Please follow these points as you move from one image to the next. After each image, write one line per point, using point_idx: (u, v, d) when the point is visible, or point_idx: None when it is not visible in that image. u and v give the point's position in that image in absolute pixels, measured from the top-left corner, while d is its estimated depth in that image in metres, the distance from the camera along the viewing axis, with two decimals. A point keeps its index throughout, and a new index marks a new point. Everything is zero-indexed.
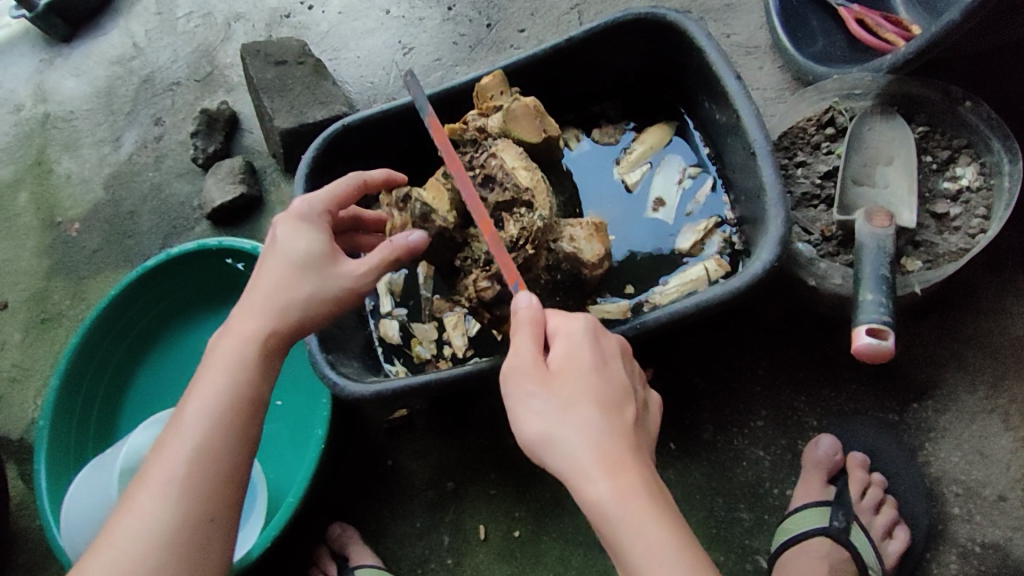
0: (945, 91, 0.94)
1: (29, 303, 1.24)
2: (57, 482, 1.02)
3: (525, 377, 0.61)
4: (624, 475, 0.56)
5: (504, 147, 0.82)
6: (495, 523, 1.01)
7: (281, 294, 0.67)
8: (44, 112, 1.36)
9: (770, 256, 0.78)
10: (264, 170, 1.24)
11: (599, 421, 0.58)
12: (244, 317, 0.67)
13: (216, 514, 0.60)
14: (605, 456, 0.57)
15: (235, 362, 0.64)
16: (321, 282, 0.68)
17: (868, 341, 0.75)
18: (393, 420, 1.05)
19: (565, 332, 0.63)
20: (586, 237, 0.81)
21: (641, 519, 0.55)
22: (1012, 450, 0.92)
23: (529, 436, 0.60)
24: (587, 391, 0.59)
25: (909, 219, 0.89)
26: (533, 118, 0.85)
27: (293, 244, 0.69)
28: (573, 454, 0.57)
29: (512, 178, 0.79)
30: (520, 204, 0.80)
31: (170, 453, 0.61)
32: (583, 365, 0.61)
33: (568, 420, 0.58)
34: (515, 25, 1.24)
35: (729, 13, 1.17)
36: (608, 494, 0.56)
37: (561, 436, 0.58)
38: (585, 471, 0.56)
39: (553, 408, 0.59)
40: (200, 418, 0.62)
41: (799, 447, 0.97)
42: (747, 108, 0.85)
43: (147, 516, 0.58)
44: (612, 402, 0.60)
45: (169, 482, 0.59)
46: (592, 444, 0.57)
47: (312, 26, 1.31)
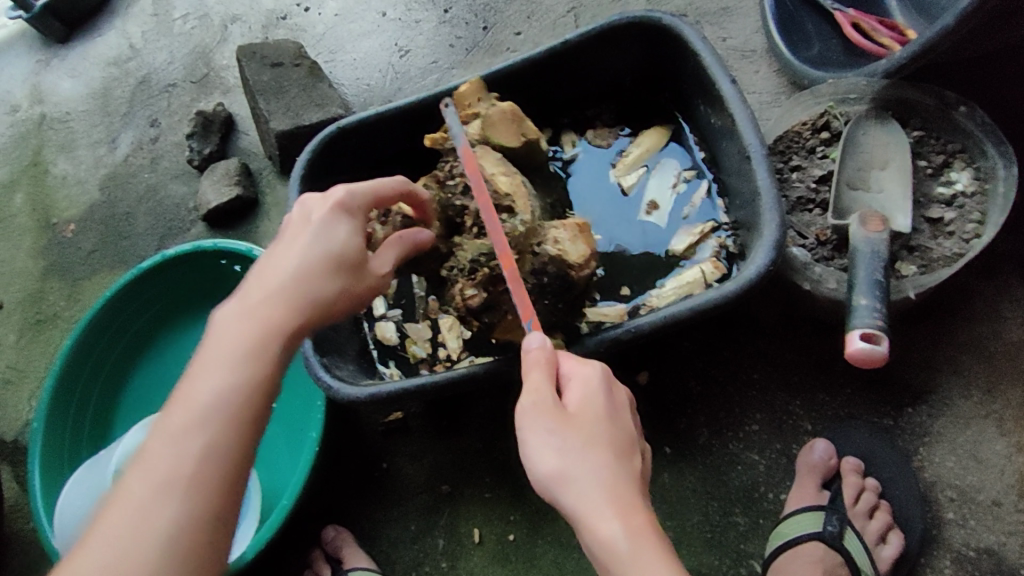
0: (939, 97, 0.94)
1: (24, 304, 1.24)
2: (51, 482, 1.02)
3: (543, 412, 0.59)
4: (637, 519, 0.55)
5: (484, 154, 0.83)
6: (489, 525, 1.01)
7: (315, 287, 0.65)
8: (41, 112, 1.36)
9: (765, 260, 0.78)
10: (260, 172, 1.24)
11: (613, 465, 0.58)
12: (264, 299, 0.63)
13: None
14: (617, 498, 0.56)
15: None
16: (345, 281, 0.68)
17: (862, 346, 0.75)
18: (388, 423, 1.05)
19: (580, 375, 0.63)
20: (570, 238, 0.79)
21: (650, 561, 0.53)
22: (1007, 455, 0.92)
23: (541, 474, 0.58)
24: (603, 435, 0.59)
25: (903, 224, 0.90)
26: (511, 123, 0.85)
27: (333, 234, 0.68)
28: (586, 493, 0.56)
29: (491, 184, 0.81)
30: (501, 210, 0.80)
31: (177, 441, 0.56)
32: (598, 409, 0.61)
33: (583, 460, 0.57)
34: (511, 28, 1.24)
35: (726, 16, 1.17)
36: (620, 533, 0.54)
37: (576, 475, 0.57)
38: (598, 509, 0.55)
39: (570, 448, 0.58)
40: (209, 403, 0.57)
41: (794, 451, 0.97)
42: (742, 113, 0.85)
43: (152, 512, 0.53)
44: (624, 448, 0.60)
45: (176, 477, 0.55)
46: (607, 485, 0.56)
47: (309, 28, 1.31)
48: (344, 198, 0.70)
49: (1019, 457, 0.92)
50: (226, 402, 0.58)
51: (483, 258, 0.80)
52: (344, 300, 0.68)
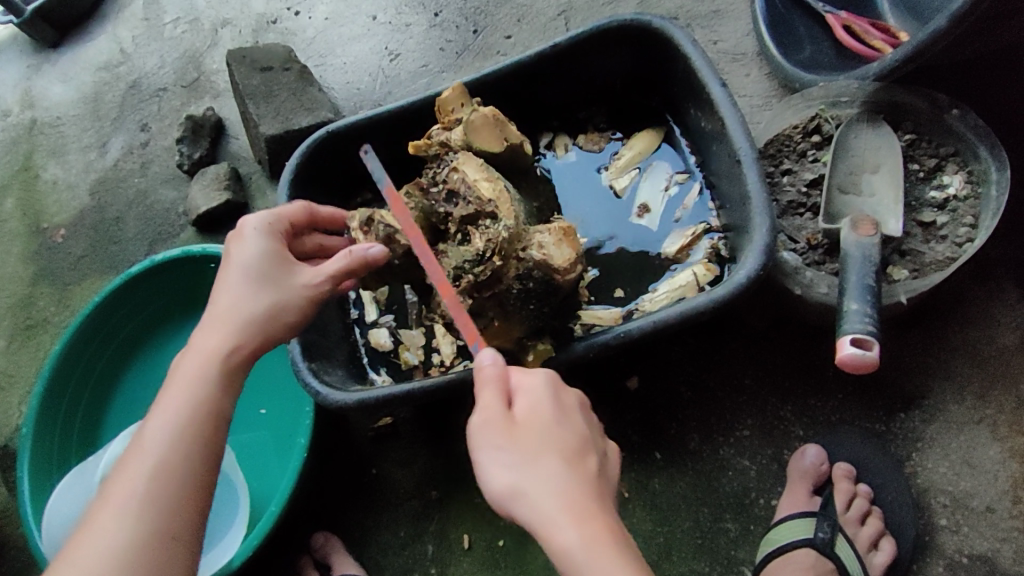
0: (932, 99, 0.93)
1: (13, 310, 1.23)
2: (41, 488, 1.01)
3: (491, 429, 0.59)
4: (593, 524, 0.55)
5: (466, 160, 0.81)
6: (479, 532, 1.00)
7: (240, 308, 0.67)
8: (31, 117, 1.35)
9: (755, 265, 0.78)
10: (250, 176, 1.23)
11: (563, 472, 0.57)
12: (209, 334, 0.66)
13: (177, 531, 0.58)
14: (573, 506, 0.55)
15: (198, 377, 0.64)
16: (276, 294, 0.69)
17: (853, 352, 0.74)
18: (377, 428, 1.04)
19: (527, 386, 0.62)
20: (555, 242, 0.77)
21: (610, 567, 0.53)
22: (1000, 461, 0.91)
23: (495, 491, 0.57)
24: (552, 444, 0.58)
25: (895, 228, 0.88)
26: (493, 127, 0.84)
27: (247, 259, 0.69)
28: (539, 505, 0.55)
29: (474, 191, 0.79)
30: (484, 216, 0.79)
31: (132, 468, 0.59)
32: (546, 418, 0.59)
33: (534, 472, 0.57)
34: (501, 31, 1.23)
35: (717, 19, 1.17)
36: (576, 542, 0.54)
37: (527, 488, 0.56)
38: (552, 520, 0.55)
39: (520, 462, 0.57)
40: (163, 431, 0.61)
41: (785, 457, 0.96)
42: (732, 115, 0.85)
43: (109, 536, 0.56)
44: (575, 454, 0.59)
45: (133, 499, 0.58)
46: (560, 495, 0.56)
47: (299, 32, 1.30)
48: (253, 223, 0.72)
49: (1013, 462, 0.91)
50: (181, 429, 0.61)
51: (467, 265, 0.77)
52: (280, 311, 0.69)
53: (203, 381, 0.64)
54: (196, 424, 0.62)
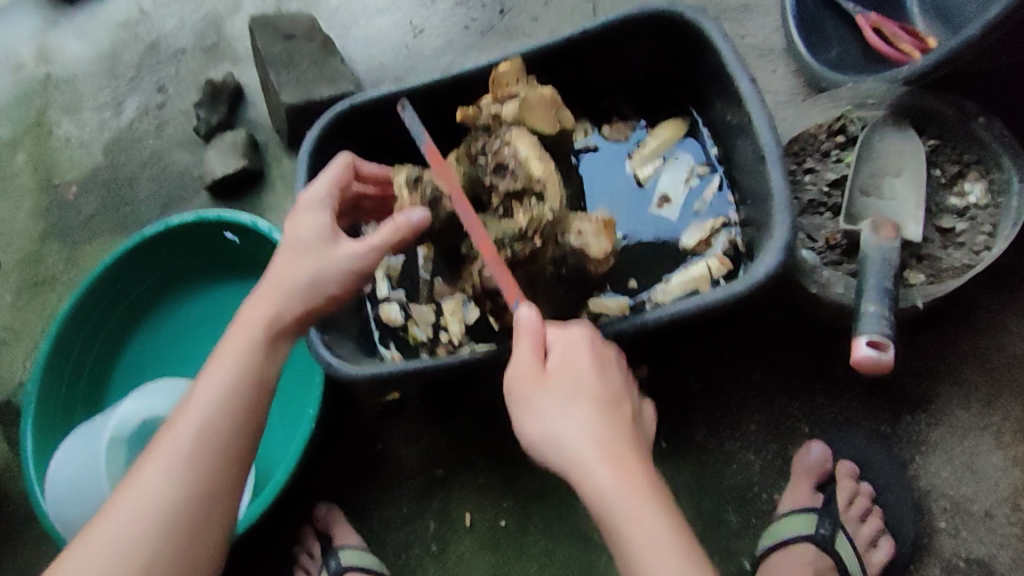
0: (958, 106, 0.93)
1: (21, 266, 1.22)
2: (43, 446, 1.01)
3: (526, 379, 0.64)
4: (625, 468, 0.61)
5: (518, 136, 0.80)
6: (482, 511, 1.01)
7: (284, 277, 0.69)
8: (46, 72, 1.34)
9: (773, 261, 0.78)
10: (268, 144, 1.22)
11: (597, 418, 0.63)
12: (256, 302, 0.69)
13: (216, 489, 0.62)
14: (607, 450, 0.61)
15: (242, 346, 0.66)
16: (318, 268, 0.69)
17: (869, 353, 0.75)
18: (386, 403, 1.04)
19: (563, 342, 0.67)
20: (594, 232, 0.79)
21: (638, 507, 0.59)
22: (1002, 467, 0.93)
23: (532, 438, 0.64)
24: (586, 393, 0.64)
25: (914, 233, 0.89)
26: (548, 109, 0.83)
27: (300, 225, 0.71)
28: (574, 452, 0.61)
29: (524, 168, 0.78)
30: (530, 194, 0.78)
31: (180, 427, 0.63)
32: (580, 370, 0.65)
33: (570, 417, 0.62)
34: (528, 13, 1.23)
35: (745, 13, 1.17)
36: (608, 482, 0.60)
37: (562, 433, 0.62)
38: (585, 462, 0.61)
39: (556, 408, 0.63)
40: (212, 399, 0.64)
41: (790, 453, 0.97)
42: (759, 112, 0.85)
43: (162, 492, 0.60)
44: (609, 403, 0.64)
45: (178, 455, 0.62)
46: (595, 441, 0.62)
47: (323, 1, 1.29)
48: (314, 198, 0.72)
49: (1014, 470, 0.92)
50: (229, 398, 0.64)
51: (507, 240, 0.78)
52: (321, 284, 0.70)
53: (251, 353, 0.66)
54: (242, 394, 0.65)
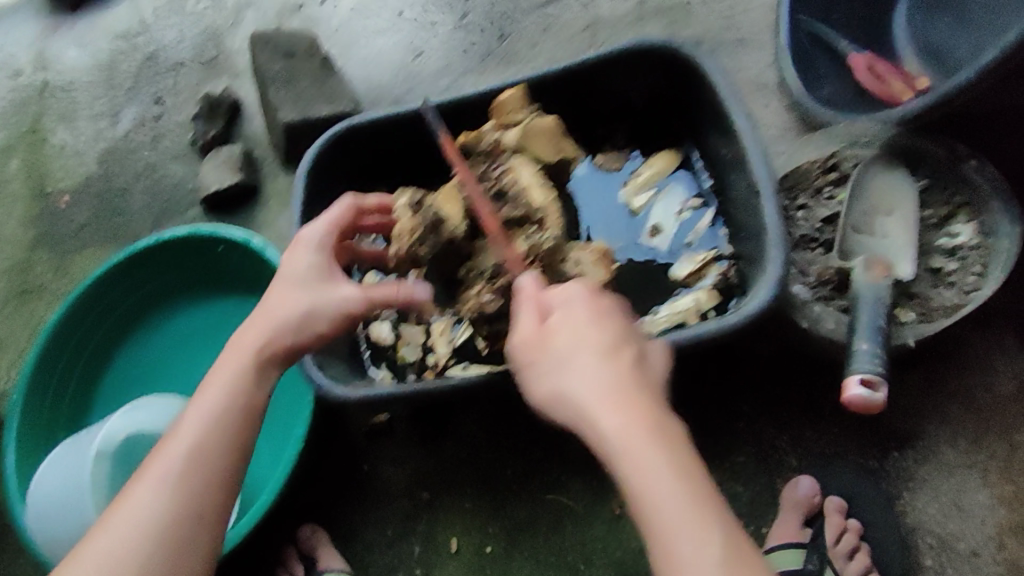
0: (951, 149, 0.94)
1: (9, 274, 1.21)
2: (26, 460, 1.00)
3: (529, 343, 0.60)
4: (629, 417, 0.54)
5: (520, 165, 0.85)
6: (468, 536, 1.00)
7: (279, 308, 0.68)
8: (43, 79, 1.33)
9: (767, 296, 0.79)
10: (265, 160, 1.21)
11: (599, 370, 0.56)
12: (251, 327, 0.68)
13: (206, 510, 0.59)
14: (611, 400, 0.54)
15: (235, 369, 0.65)
16: (315, 301, 0.69)
17: (860, 393, 0.75)
18: (373, 424, 1.04)
19: (561, 296, 0.61)
20: (592, 261, 0.82)
21: (644, 460, 0.52)
22: (989, 506, 0.93)
23: (540, 398, 0.59)
24: (585, 345, 0.57)
25: (906, 271, 0.91)
26: (549, 139, 0.88)
27: (298, 266, 0.71)
28: (579, 408, 0.55)
29: (526, 197, 0.82)
30: (531, 222, 0.82)
31: (171, 448, 0.60)
32: (580, 322, 0.58)
33: (571, 372, 0.56)
34: (527, 39, 1.24)
35: (741, 48, 1.19)
36: (612, 434, 0.53)
37: (567, 391, 0.56)
38: (588, 419, 0.55)
39: (556, 367, 0.57)
40: (199, 422, 0.62)
41: (779, 486, 0.97)
42: (754, 145, 0.86)
43: (145, 511, 0.57)
44: (614, 351, 0.57)
45: (167, 477, 0.59)
46: (598, 387, 0.55)
47: (323, 20, 1.30)
48: (313, 237, 0.74)
49: (1001, 509, 0.93)
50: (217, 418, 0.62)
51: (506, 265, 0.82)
52: (314, 319, 0.69)
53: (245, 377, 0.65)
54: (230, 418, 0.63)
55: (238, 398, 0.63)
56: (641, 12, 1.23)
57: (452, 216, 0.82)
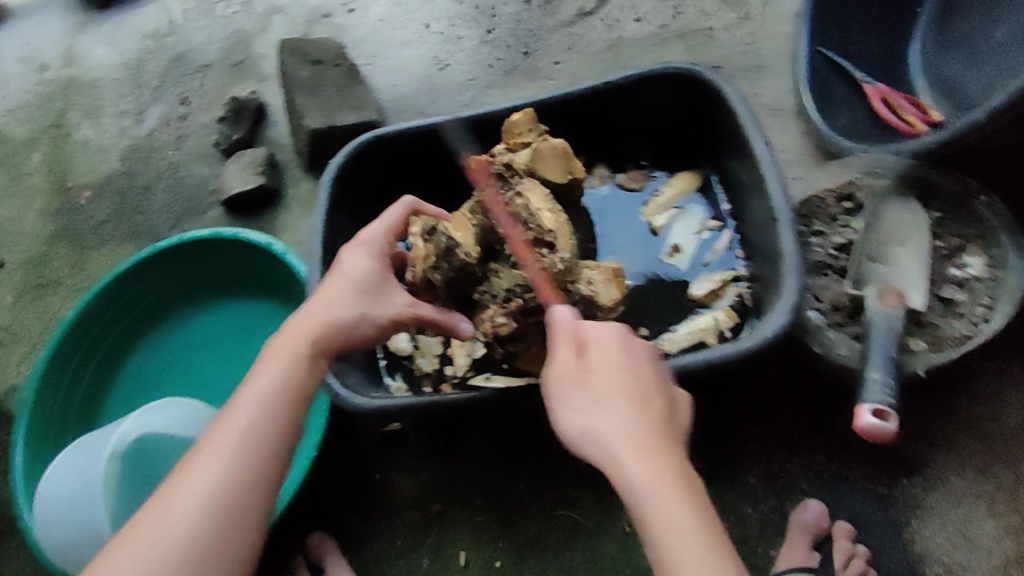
0: (963, 183, 0.97)
1: (27, 266, 1.22)
2: (37, 457, 1.00)
3: (564, 378, 0.64)
4: (655, 461, 0.57)
5: (531, 188, 0.84)
6: (476, 550, 1.00)
7: (336, 303, 0.71)
8: (70, 75, 1.36)
9: (782, 321, 0.81)
10: (287, 164, 1.23)
11: (630, 414, 0.60)
12: (304, 317, 0.69)
13: (257, 483, 0.61)
14: (638, 443, 0.58)
15: (291, 352, 0.66)
16: (369, 306, 0.73)
17: (870, 420, 0.77)
18: (386, 432, 1.06)
19: (599, 339, 0.66)
20: (604, 280, 0.80)
21: (665, 502, 0.55)
22: (995, 537, 0.95)
23: (569, 433, 0.62)
24: (620, 388, 0.61)
25: (918, 301, 0.93)
26: (559, 159, 0.86)
27: (357, 270, 0.74)
28: (606, 445, 0.59)
29: (536, 219, 0.81)
30: (541, 245, 0.81)
31: (226, 423, 0.62)
32: (616, 365, 0.63)
33: (602, 411, 0.61)
34: (550, 57, 1.26)
35: (760, 74, 1.21)
36: (636, 475, 0.57)
37: (597, 428, 0.60)
38: (615, 456, 0.58)
39: (589, 404, 0.61)
40: (255, 398, 0.63)
41: (787, 509, 0.98)
42: (772, 174, 0.88)
43: (203, 479, 0.59)
44: (645, 398, 0.61)
45: (222, 448, 0.61)
46: (628, 433, 0.59)
47: (350, 29, 1.32)
48: (373, 242, 0.78)
49: (1007, 540, 0.94)
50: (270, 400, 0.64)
51: (518, 288, 0.81)
52: (366, 318, 0.72)
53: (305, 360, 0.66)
54: (282, 399, 0.64)
55: (292, 377, 0.65)
56: (663, 35, 1.25)
57: (464, 239, 0.83)
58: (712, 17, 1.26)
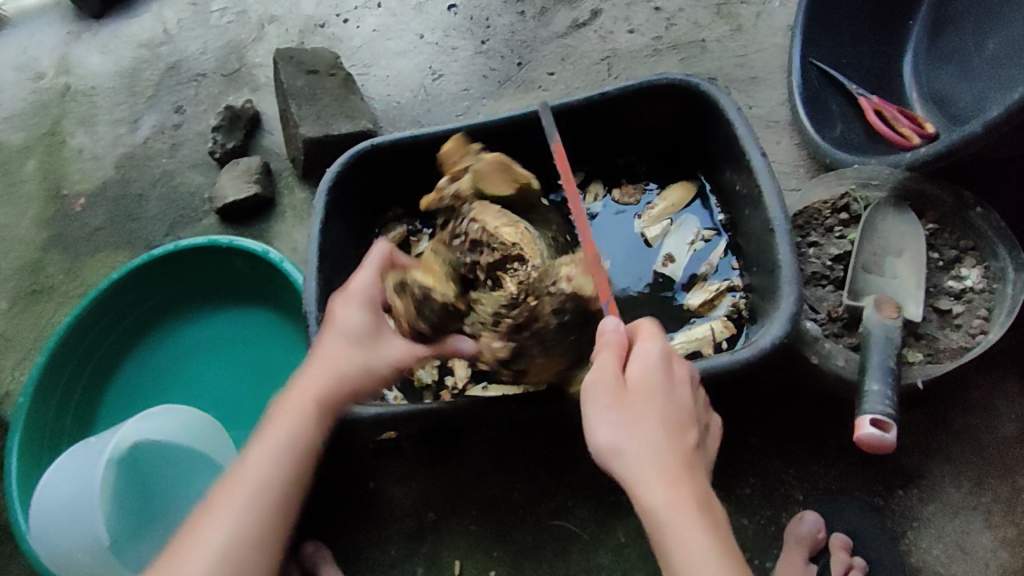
0: (958, 195, 0.98)
1: (21, 273, 1.21)
2: (33, 464, 0.99)
3: (604, 390, 0.62)
4: (682, 491, 0.58)
5: (481, 210, 0.80)
6: (471, 558, 1.00)
7: (341, 359, 0.72)
8: (65, 83, 1.35)
9: (779, 331, 0.81)
10: (281, 173, 1.23)
11: (662, 440, 0.60)
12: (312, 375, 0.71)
13: (265, 542, 0.63)
14: (666, 472, 0.59)
15: (299, 413, 0.69)
16: (372, 359, 0.74)
17: (872, 432, 0.76)
18: (380, 441, 1.04)
19: (641, 352, 0.64)
20: (581, 271, 0.77)
21: (688, 533, 0.57)
22: (992, 549, 0.94)
23: (598, 446, 0.62)
24: (656, 412, 0.61)
25: (914, 312, 0.92)
26: (501, 172, 0.84)
27: (357, 322, 0.74)
28: (636, 467, 0.59)
29: (497, 238, 0.77)
30: (510, 260, 0.77)
31: (238, 485, 0.64)
32: (656, 385, 0.62)
33: (635, 433, 0.60)
34: (545, 68, 1.26)
35: (754, 86, 1.22)
36: (661, 503, 0.58)
37: (630, 450, 0.60)
38: (644, 481, 0.59)
39: (624, 423, 0.61)
40: (266, 460, 0.66)
41: (783, 519, 0.98)
42: (769, 185, 0.88)
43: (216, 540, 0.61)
44: (677, 424, 0.61)
45: (237, 510, 0.63)
46: (655, 459, 0.59)
47: (345, 39, 1.32)
48: (362, 291, 0.76)
49: (1003, 551, 0.94)
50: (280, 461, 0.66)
51: (505, 308, 0.77)
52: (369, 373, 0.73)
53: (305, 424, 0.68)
54: (290, 461, 0.67)
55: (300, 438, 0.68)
56: (657, 47, 1.26)
57: (439, 288, 0.79)
58: (705, 29, 1.26)
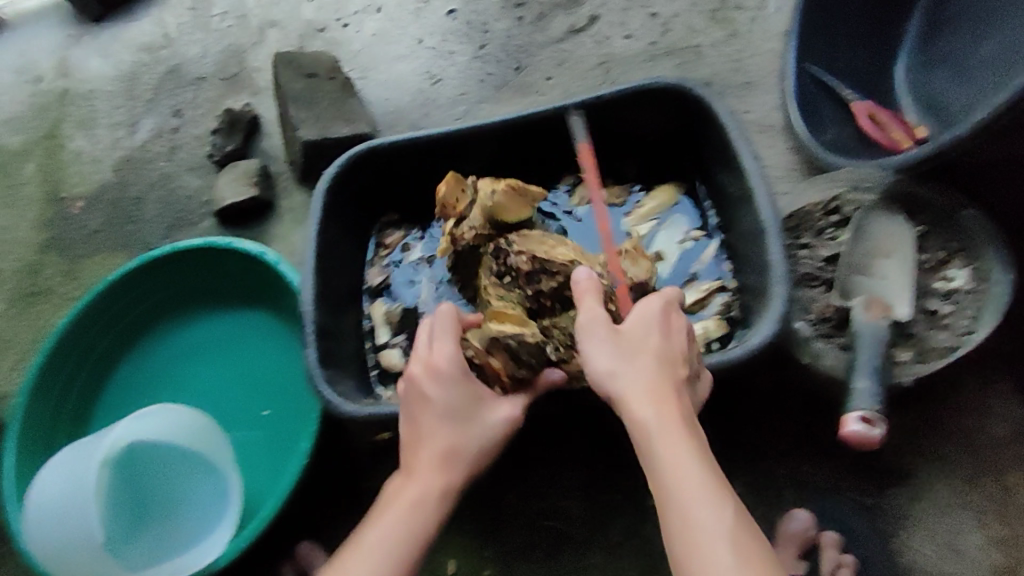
0: (945, 197, 0.98)
1: (19, 275, 1.22)
2: (30, 461, 1.00)
3: (598, 324, 0.68)
4: (670, 409, 0.63)
5: (523, 241, 0.87)
6: (465, 558, 1.00)
7: (448, 443, 0.72)
8: (65, 87, 1.36)
9: (768, 331, 0.82)
10: (279, 176, 1.24)
11: (653, 367, 0.65)
12: (424, 462, 0.71)
13: None
14: (655, 393, 0.64)
15: (414, 503, 0.69)
16: (476, 435, 0.73)
17: (856, 429, 0.79)
18: (375, 442, 1.04)
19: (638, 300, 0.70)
20: (632, 262, 0.89)
21: (676, 444, 0.61)
22: (982, 548, 0.95)
23: (595, 373, 0.67)
24: (650, 346, 0.66)
25: (903, 312, 0.93)
26: (517, 197, 0.91)
27: (455, 399, 0.73)
28: (629, 388, 0.64)
29: (555, 257, 0.83)
30: (576, 273, 0.83)
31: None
32: (649, 323, 0.68)
33: (627, 360, 0.66)
34: (542, 72, 1.27)
35: (748, 90, 1.23)
36: (651, 417, 0.63)
37: (623, 373, 0.65)
38: (636, 397, 0.64)
39: (619, 351, 0.66)
40: (382, 554, 0.66)
41: (774, 518, 0.98)
42: (760, 187, 0.89)
43: None
44: (669, 359, 0.66)
45: None
46: (649, 383, 0.64)
47: (344, 43, 1.34)
48: (449, 363, 0.73)
49: (994, 550, 0.95)
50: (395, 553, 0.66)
51: None
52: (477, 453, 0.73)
53: (422, 516, 0.69)
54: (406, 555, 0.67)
55: (412, 531, 0.68)
56: (653, 52, 1.27)
57: (529, 329, 0.78)
58: (700, 34, 1.28)
